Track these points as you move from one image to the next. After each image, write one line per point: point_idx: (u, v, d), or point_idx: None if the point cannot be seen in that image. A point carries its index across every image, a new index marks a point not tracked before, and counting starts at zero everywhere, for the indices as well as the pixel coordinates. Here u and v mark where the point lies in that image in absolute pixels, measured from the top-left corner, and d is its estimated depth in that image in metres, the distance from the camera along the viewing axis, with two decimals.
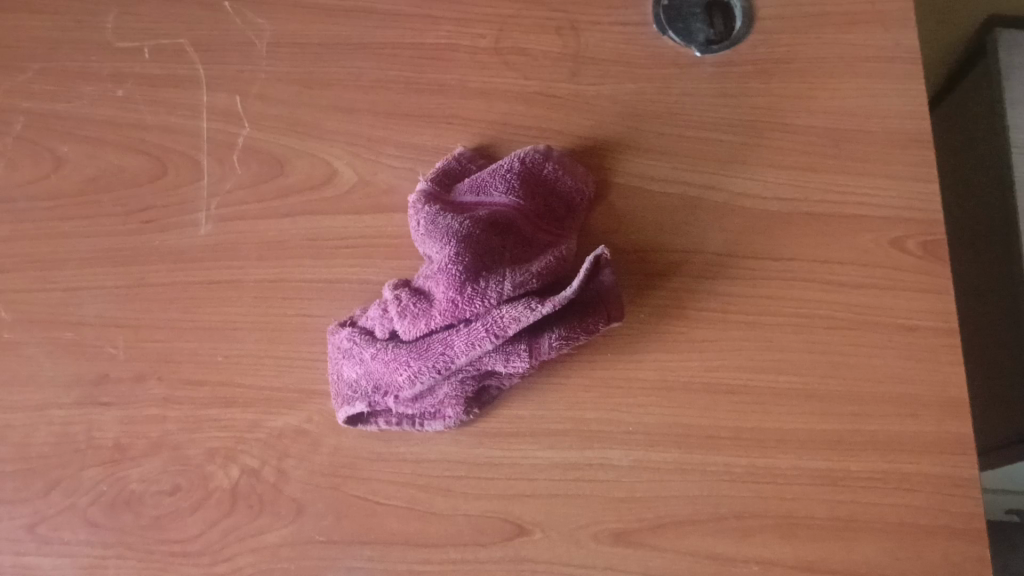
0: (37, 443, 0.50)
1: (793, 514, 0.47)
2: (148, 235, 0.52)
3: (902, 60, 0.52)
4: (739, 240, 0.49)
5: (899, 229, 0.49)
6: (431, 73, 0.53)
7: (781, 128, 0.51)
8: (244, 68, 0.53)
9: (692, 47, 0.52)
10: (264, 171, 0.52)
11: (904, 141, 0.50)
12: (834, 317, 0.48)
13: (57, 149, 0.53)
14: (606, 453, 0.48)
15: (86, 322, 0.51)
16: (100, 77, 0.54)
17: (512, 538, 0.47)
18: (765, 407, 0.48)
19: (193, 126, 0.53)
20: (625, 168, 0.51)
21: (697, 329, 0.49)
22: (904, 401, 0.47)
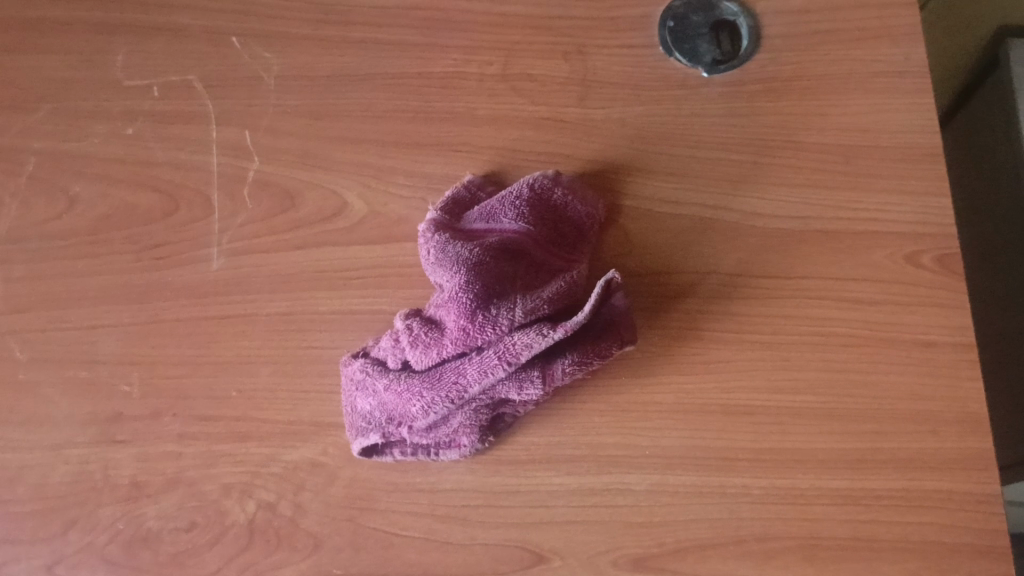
0: (54, 483, 0.50)
1: (815, 535, 0.46)
2: (161, 272, 0.52)
3: (910, 74, 0.52)
4: (752, 260, 0.49)
5: (913, 244, 0.49)
6: (438, 102, 0.53)
7: (790, 146, 0.51)
8: (254, 102, 0.54)
9: (699, 67, 0.52)
10: (275, 204, 0.52)
11: (914, 156, 0.50)
12: (849, 335, 0.48)
13: (69, 188, 0.53)
14: (622, 478, 0.48)
15: (101, 359, 0.51)
16: (110, 116, 0.54)
17: (531, 566, 0.47)
18: (783, 427, 0.47)
19: (204, 161, 0.53)
20: (636, 191, 0.51)
21: (712, 351, 0.48)
22: (923, 418, 0.47)
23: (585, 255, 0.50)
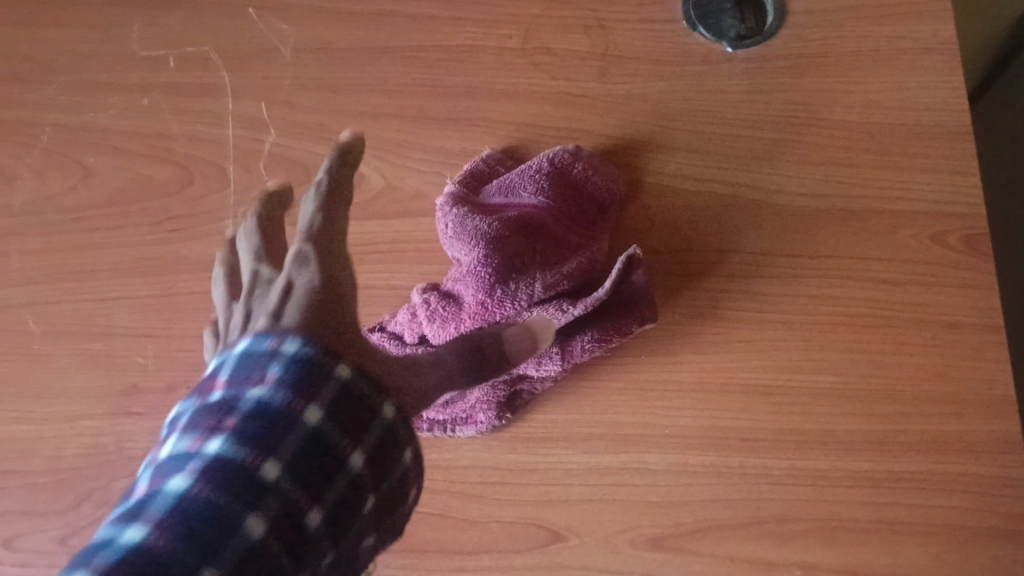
0: (68, 455, 0.50)
1: (836, 517, 0.46)
2: (177, 245, 0.51)
3: (939, 51, 0.50)
4: (775, 238, 0.48)
5: (939, 223, 0.48)
6: (457, 76, 0.52)
7: (815, 123, 0.50)
8: (271, 75, 0.53)
9: (723, 42, 0.51)
10: (291, 178, 0.51)
11: (942, 134, 0.49)
12: (873, 316, 0.47)
13: (85, 159, 0.53)
14: (641, 457, 0.47)
15: (116, 332, 0.51)
16: (126, 88, 0.54)
17: (548, 545, 0.47)
18: (805, 408, 0.47)
19: (220, 134, 0.52)
20: (656, 167, 0.50)
21: (733, 330, 0.48)
22: (948, 400, 0.46)
23: (604, 230, 0.49)
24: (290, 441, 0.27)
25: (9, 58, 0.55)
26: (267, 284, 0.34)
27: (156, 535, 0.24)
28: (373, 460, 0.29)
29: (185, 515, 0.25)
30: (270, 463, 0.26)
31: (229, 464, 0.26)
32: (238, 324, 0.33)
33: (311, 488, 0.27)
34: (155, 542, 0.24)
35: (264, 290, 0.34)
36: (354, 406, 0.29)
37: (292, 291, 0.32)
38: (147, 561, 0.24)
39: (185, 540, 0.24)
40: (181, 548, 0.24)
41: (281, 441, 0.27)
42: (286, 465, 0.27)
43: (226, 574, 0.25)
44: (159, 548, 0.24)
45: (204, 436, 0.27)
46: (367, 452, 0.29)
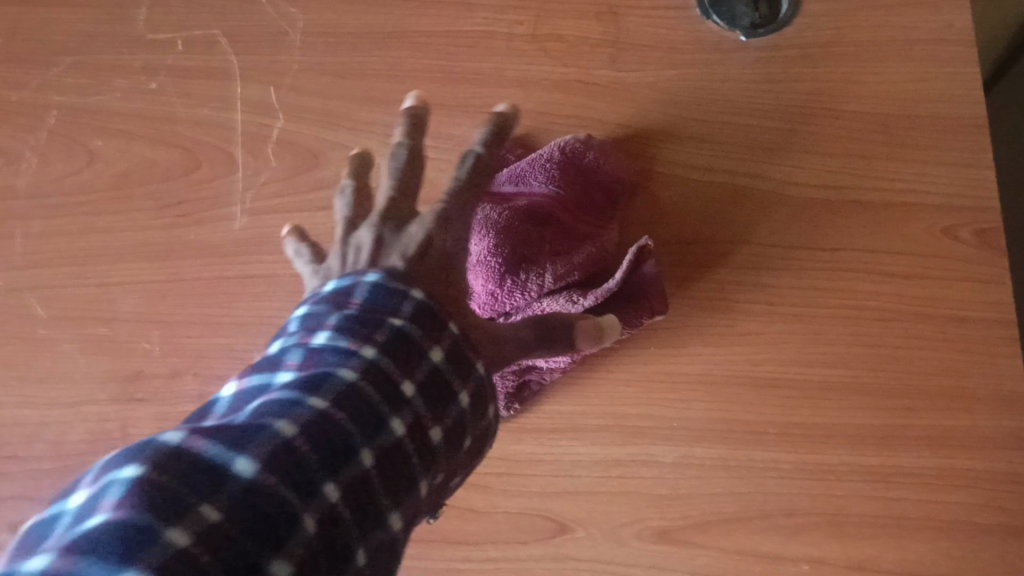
0: (71, 440, 0.49)
1: (844, 511, 0.45)
2: (182, 230, 0.51)
3: (953, 42, 0.50)
4: (785, 230, 0.48)
5: (951, 216, 0.47)
6: (466, 62, 0.52)
7: (828, 114, 0.49)
8: (278, 59, 0.52)
9: (735, 30, 0.51)
10: (298, 163, 0.51)
11: (955, 126, 0.49)
12: (883, 309, 0.47)
13: (90, 142, 0.52)
14: (648, 450, 0.47)
15: (120, 317, 0.50)
16: (132, 70, 0.53)
17: (554, 536, 0.47)
18: (814, 401, 0.46)
19: (226, 118, 0.52)
20: (667, 156, 0.50)
21: (743, 322, 0.47)
22: (957, 395, 0.46)
23: (615, 220, 0.49)
24: (420, 367, 0.30)
25: (14, 39, 0.54)
26: (398, 226, 0.36)
27: (333, 406, 0.27)
28: (477, 402, 0.32)
29: (345, 401, 0.27)
30: (405, 381, 0.29)
31: (379, 369, 0.28)
32: (365, 255, 0.34)
33: (436, 412, 0.30)
34: (325, 414, 0.26)
35: (394, 228, 0.36)
36: (466, 356, 0.32)
37: (425, 245, 0.35)
38: (318, 430, 0.26)
39: (346, 420, 0.27)
40: (342, 425, 0.26)
41: (415, 367, 0.30)
42: (418, 384, 0.30)
43: (379, 458, 0.27)
44: (326, 420, 0.26)
45: (357, 334, 0.29)
46: (472, 395, 0.32)
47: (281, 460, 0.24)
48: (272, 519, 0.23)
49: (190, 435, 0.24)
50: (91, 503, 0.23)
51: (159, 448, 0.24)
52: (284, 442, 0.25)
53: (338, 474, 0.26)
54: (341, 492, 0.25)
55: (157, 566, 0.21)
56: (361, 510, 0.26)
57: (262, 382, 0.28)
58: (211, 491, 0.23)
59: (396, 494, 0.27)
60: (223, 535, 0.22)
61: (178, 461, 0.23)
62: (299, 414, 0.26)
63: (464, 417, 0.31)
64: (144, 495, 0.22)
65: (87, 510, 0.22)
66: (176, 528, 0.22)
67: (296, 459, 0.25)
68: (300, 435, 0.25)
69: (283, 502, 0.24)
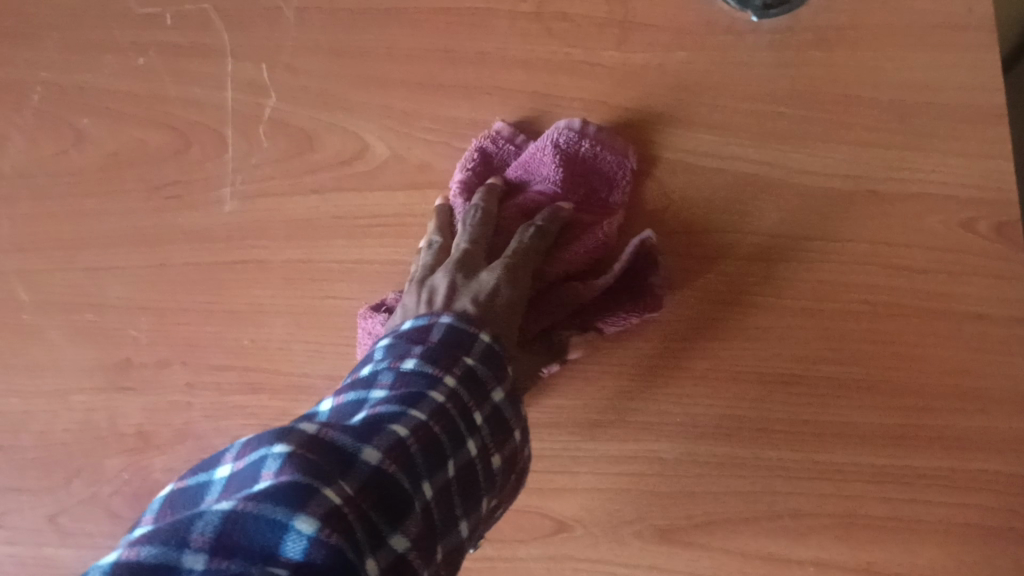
0: (59, 430, 0.47)
1: (852, 513, 0.44)
2: (172, 214, 0.49)
3: (976, 27, 0.48)
4: (797, 221, 0.46)
5: (969, 210, 0.46)
6: (468, 42, 0.50)
7: (843, 101, 0.47)
8: (272, 37, 0.50)
9: (748, 10, 0.49)
10: (292, 146, 0.49)
11: (974, 117, 0.47)
12: (898, 305, 0.45)
13: (78, 122, 0.50)
14: (652, 446, 0.45)
15: (107, 303, 0.48)
16: (122, 47, 0.51)
17: (552, 535, 0.46)
18: (823, 399, 0.45)
19: (218, 98, 0.50)
20: (674, 142, 0.48)
21: (751, 316, 0.46)
22: (972, 395, 0.44)
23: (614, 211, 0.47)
24: (489, 400, 0.34)
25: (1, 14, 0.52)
26: (470, 275, 0.40)
27: (432, 420, 0.31)
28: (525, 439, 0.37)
29: (442, 415, 0.31)
30: (478, 410, 0.33)
31: (461, 395, 0.33)
32: (441, 297, 0.38)
33: (498, 440, 0.34)
34: (427, 426, 0.30)
35: (467, 276, 0.40)
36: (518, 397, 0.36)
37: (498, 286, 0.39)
38: (425, 437, 0.30)
39: (441, 432, 0.31)
40: (439, 437, 0.31)
41: (486, 397, 0.34)
42: (488, 410, 0.34)
43: (458, 473, 0.31)
44: (429, 431, 0.30)
45: (443, 361, 0.33)
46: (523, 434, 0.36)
47: (399, 455, 0.29)
48: (394, 500, 0.28)
49: (321, 427, 0.28)
50: (252, 472, 0.26)
51: (303, 432, 0.27)
52: (399, 441, 0.29)
53: (433, 477, 0.30)
54: (435, 492, 0.30)
55: (322, 515, 0.24)
56: (444, 513, 0.30)
57: (358, 398, 0.32)
58: (349, 472, 0.27)
59: (467, 506, 0.31)
60: (361, 506, 0.26)
61: (321, 445, 0.27)
62: (407, 420, 0.30)
63: (516, 449, 0.36)
64: (304, 462, 0.26)
65: (250, 477, 0.26)
66: (331, 487, 0.26)
67: (409, 457, 0.29)
68: (412, 437, 0.29)
69: (400, 492, 0.28)
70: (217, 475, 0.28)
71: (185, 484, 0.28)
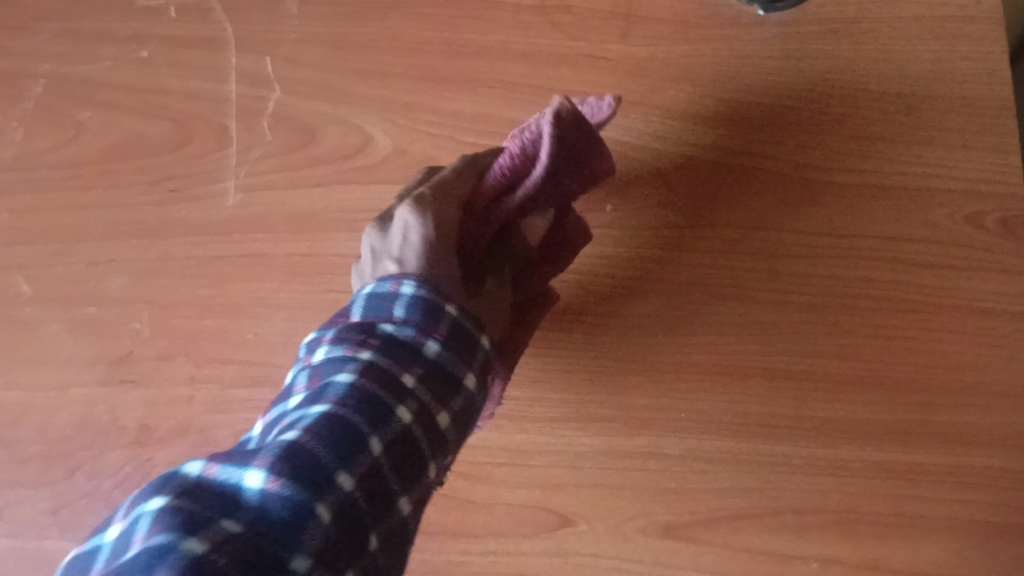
0: (60, 423, 0.46)
1: (855, 510, 0.44)
2: (172, 207, 0.49)
3: (983, 20, 0.47)
4: (801, 215, 0.46)
5: (976, 203, 0.45)
6: (469, 35, 0.49)
7: (849, 93, 0.47)
8: (274, 29, 0.50)
9: (754, 3, 0.48)
10: (294, 139, 0.49)
11: (981, 108, 0.46)
12: (903, 299, 0.45)
13: (78, 114, 0.50)
14: (655, 441, 0.45)
15: (108, 297, 0.48)
16: (122, 40, 0.51)
17: (556, 530, 0.45)
18: (827, 394, 0.45)
19: (220, 91, 0.50)
20: (679, 135, 0.47)
21: (754, 311, 0.45)
22: (976, 390, 0.44)
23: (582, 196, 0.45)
24: (418, 362, 0.33)
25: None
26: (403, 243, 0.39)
27: (340, 406, 0.30)
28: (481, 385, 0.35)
29: (352, 400, 0.30)
30: (405, 373, 0.32)
31: (377, 368, 0.31)
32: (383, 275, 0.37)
33: (439, 397, 0.33)
34: (332, 418, 0.29)
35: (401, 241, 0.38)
36: (466, 348, 0.35)
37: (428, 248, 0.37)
38: (325, 430, 0.28)
39: (353, 416, 0.29)
40: (352, 421, 0.29)
41: (412, 360, 0.33)
42: (419, 373, 0.33)
43: (389, 444, 0.30)
44: (337, 421, 0.29)
45: (352, 343, 0.32)
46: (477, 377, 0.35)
47: (296, 458, 0.27)
48: (298, 507, 0.27)
49: (208, 465, 0.28)
50: (127, 537, 0.26)
51: (182, 484, 0.27)
52: (294, 446, 0.28)
53: (353, 466, 0.28)
54: (355, 479, 0.28)
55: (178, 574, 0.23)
56: (377, 494, 0.29)
57: (281, 409, 0.32)
58: (232, 511, 0.26)
59: (406, 478, 0.30)
60: (248, 543, 0.25)
61: (201, 492, 0.27)
62: (307, 422, 0.29)
63: (470, 400, 0.34)
64: (169, 521, 0.25)
65: (121, 542, 0.26)
66: (197, 538, 0.25)
67: (311, 456, 0.28)
68: (310, 437, 0.28)
69: (302, 494, 0.27)
70: (104, 535, 0.27)
71: (83, 548, 0.28)
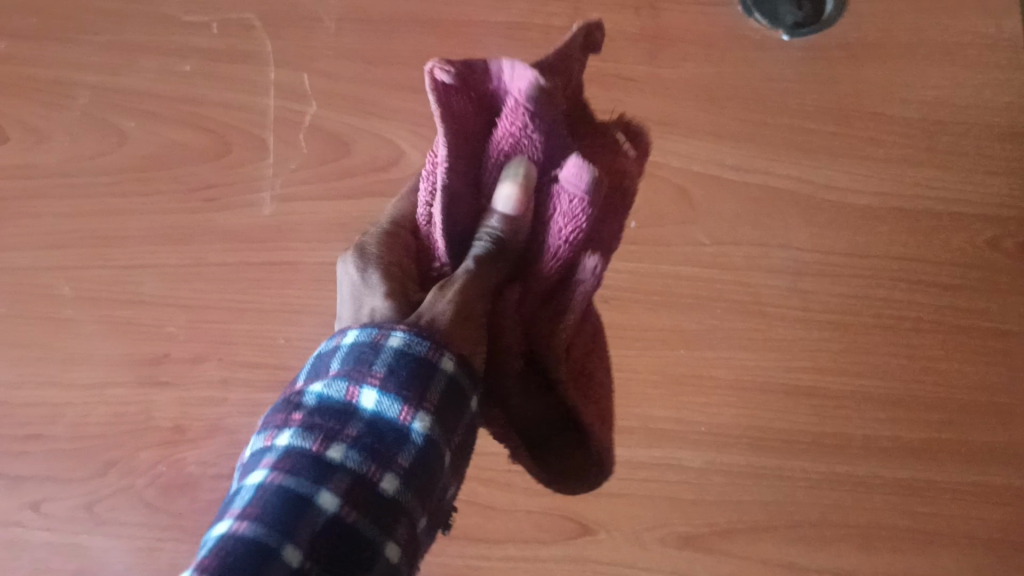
0: (96, 421, 0.48)
1: (874, 525, 0.45)
2: (209, 215, 0.50)
3: (1005, 47, 0.48)
4: (823, 235, 0.47)
5: (996, 227, 0.47)
6: (500, 53, 0.51)
7: (871, 118, 0.48)
8: (310, 45, 0.51)
9: (779, 29, 0.49)
10: (328, 151, 0.50)
11: (1001, 135, 0.48)
12: (923, 320, 0.46)
13: (120, 123, 0.51)
14: (674, 453, 0.46)
15: (147, 299, 0.49)
16: (164, 52, 0.52)
17: (575, 538, 0.45)
18: (846, 411, 0.46)
19: (259, 104, 0.51)
20: (704, 155, 0.48)
21: (775, 327, 0.46)
22: (994, 410, 0.46)
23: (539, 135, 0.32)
24: (356, 418, 0.25)
25: (33, 11, 0.52)
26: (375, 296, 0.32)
27: (255, 500, 0.23)
28: (442, 427, 0.26)
29: (267, 490, 0.23)
30: (337, 437, 0.25)
31: (300, 442, 0.24)
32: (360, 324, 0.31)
33: (388, 450, 0.25)
34: (242, 521, 0.23)
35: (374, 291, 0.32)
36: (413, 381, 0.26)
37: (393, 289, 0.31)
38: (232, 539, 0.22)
39: (264, 509, 0.23)
40: (264, 515, 0.23)
41: (345, 419, 0.25)
42: (360, 428, 0.25)
43: (318, 527, 0.23)
44: (245, 524, 0.23)
45: (280, 421, 0.26)
46: (433, 417, 0.26)
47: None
48: None
49: None
50: None
51: None
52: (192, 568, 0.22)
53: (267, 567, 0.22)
54: None
55: None
56: None
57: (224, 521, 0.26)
58: None
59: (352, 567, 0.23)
60: None
61: None
62: (216, 536, 0.23)
63: (435, 445, 0.26)
64: None
65: None
66: None
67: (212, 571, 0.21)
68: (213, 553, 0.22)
69: None
70: None
71: None
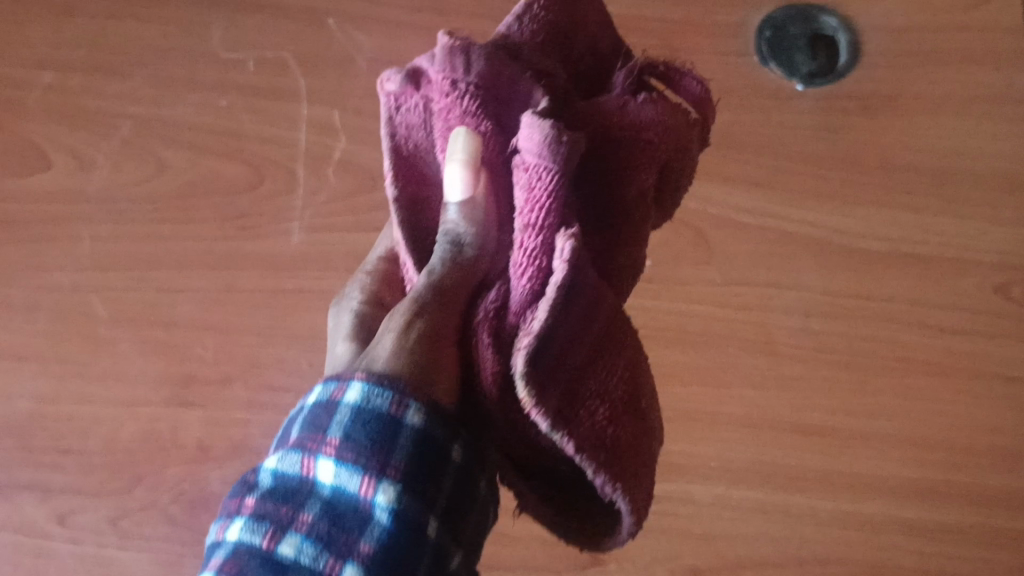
0: (126, 437, 0.50)
1: (880, 564, 0.46)
2: (240, 242, 0.52)
3: (1014, 102, 0.50)
4: (833, 278, 0.48)
5: (1003, 275, 0.48)
6: None
7: (883, 166, 0.49)
8: (344, 84, 0.54)
9: (793, 78, 0.50)
10: (358, 184, 0.53)
11: (1008, 186, 0.49)
12: (929, 363, 0.47)
13: (160, 153, 0.53)
14: (686, 487, 0.47)
15: (178, 322, 0.51)
16: (203, 86, 0.54)
17: (586, 567, 0.46)
18: (854, 451, 0.47)
19: (294, 138, 0.53)
20: (719, 198, 0.49)
21: (786, 365, 0.48)
22: (1001, 454, 0.47)
23: (474, 99, 0.31)
24: (312, 499, 0.25)
25: (77, 43, 0.54)
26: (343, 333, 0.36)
27: None
28: (415, 500, 0.25)
29: None
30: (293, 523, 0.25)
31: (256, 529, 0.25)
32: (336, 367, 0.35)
33: (348, 531, 0.25)
34: None
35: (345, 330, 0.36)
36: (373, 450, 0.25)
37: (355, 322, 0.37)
38: None
39: None
40: None
41: (305, 496, 0.25)
42: (316, 512, 0.25)
43: None
44: None
45: (245, 496, 0.26)
46: (399, 488, 0.25)
47: None
48: None
49: None
50: None
51: None
52: None
53: None
54: None
55: None
56: None
57: None
58: None
59: None
60: None
61: None
62: None
63: (405, 518, 0.25)
64: None
65: None
66: None
67: None
68: None
69: None
70: None
71: None
